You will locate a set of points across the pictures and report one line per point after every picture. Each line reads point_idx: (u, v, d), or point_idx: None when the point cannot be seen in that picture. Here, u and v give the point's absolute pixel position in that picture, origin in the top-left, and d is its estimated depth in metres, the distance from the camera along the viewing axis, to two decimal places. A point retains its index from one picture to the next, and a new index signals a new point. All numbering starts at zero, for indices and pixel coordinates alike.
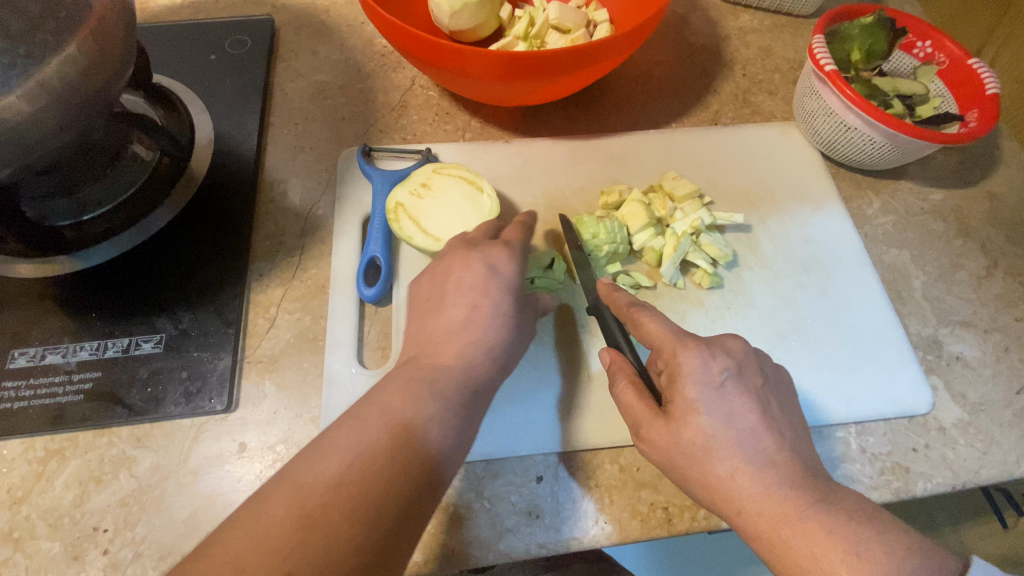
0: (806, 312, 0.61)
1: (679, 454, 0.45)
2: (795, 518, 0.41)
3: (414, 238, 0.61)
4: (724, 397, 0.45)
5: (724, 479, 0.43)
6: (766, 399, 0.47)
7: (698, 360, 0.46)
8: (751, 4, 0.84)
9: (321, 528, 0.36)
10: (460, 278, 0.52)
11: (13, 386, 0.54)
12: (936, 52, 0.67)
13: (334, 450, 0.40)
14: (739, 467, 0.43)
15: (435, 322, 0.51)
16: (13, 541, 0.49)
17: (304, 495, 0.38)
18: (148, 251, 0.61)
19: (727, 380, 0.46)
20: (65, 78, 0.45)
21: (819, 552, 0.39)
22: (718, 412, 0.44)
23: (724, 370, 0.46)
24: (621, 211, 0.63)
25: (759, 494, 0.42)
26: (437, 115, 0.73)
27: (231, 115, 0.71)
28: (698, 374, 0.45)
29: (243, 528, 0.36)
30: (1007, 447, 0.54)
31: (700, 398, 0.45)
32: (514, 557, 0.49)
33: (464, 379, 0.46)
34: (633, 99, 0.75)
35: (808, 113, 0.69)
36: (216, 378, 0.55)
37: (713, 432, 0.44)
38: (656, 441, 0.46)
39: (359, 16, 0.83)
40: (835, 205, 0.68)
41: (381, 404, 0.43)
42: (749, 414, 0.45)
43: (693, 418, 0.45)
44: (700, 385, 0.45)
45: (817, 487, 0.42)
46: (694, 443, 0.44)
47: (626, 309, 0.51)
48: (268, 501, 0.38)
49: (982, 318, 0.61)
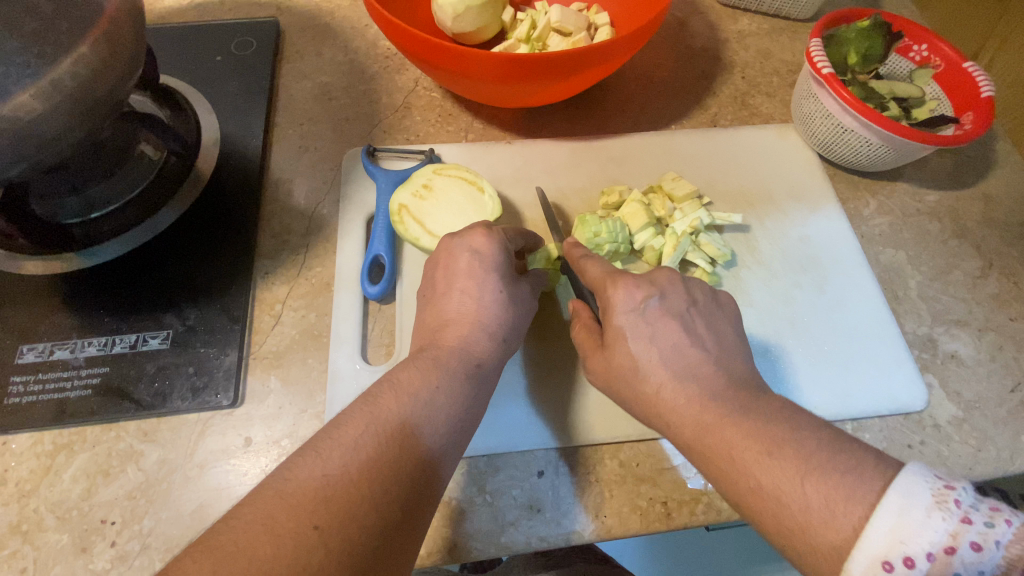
0: (802, 311, 0.62)
1: (613, 379, 0.48)
2: (721, 422, 0.41)
3: (420, 238, 0.62)
4: (646, 320, 0.47)
5: (651, 395, 0.46)
6: (691, 319, 0.48)
7: (623, 291, 0.48)
8: (750, 8, 0.85)
9: (348, 489, 0.38)
10: (476, 251, 0.53)
11: (21, 381, 0.55)
12: (931, 56, 0.69)
13: (355, 422, 0.42)
14: (664, 382, 0.45)
15: (452, 299, 0.52)
16: (22, 534, 0.50)
17: (328, 461, 0.39)
18: (155, 249, 0.62)
19: (650, 304, 0.48)
20: (78, 77, 0.46)
21: (736, 452, 0.40)
22: (642, 336, 0.47)
23: (648, 296, 0.48)
24: (620, 210, 0.64)
25: (685, 404, 0.44)
26: (440, 115, 0.74)
27: (237, 116, 0.72)
28: (624, 303, 0.48)
29: (272, 491, 0.38)
30: (1001, 444, 0.55)
31: (624, 324, 0.47)
32: (515, 550, 0.50)
33: (473, 364, 0.49)
34: (634, 101, 0.76)
35: (806, 116, 0.70)
36: (223, 373, 0.56)
37: (639, 353, 0.47)
38: (596, 369, 0.50)
39: (363, 18, 0.84)
40: (833, 205, 0.69)
41: (396, 384, 0.45)
42: (674, 333, 0.47)
43: (621, 344, 0.47)
44: (625, 313, 0.48)
45: (740, 396, 0.43)
46: (623, 365, 0.47)
47: (576, 259, 0.54)
48: (292, 467, 0.39)
49: (976, 317, 0.62)
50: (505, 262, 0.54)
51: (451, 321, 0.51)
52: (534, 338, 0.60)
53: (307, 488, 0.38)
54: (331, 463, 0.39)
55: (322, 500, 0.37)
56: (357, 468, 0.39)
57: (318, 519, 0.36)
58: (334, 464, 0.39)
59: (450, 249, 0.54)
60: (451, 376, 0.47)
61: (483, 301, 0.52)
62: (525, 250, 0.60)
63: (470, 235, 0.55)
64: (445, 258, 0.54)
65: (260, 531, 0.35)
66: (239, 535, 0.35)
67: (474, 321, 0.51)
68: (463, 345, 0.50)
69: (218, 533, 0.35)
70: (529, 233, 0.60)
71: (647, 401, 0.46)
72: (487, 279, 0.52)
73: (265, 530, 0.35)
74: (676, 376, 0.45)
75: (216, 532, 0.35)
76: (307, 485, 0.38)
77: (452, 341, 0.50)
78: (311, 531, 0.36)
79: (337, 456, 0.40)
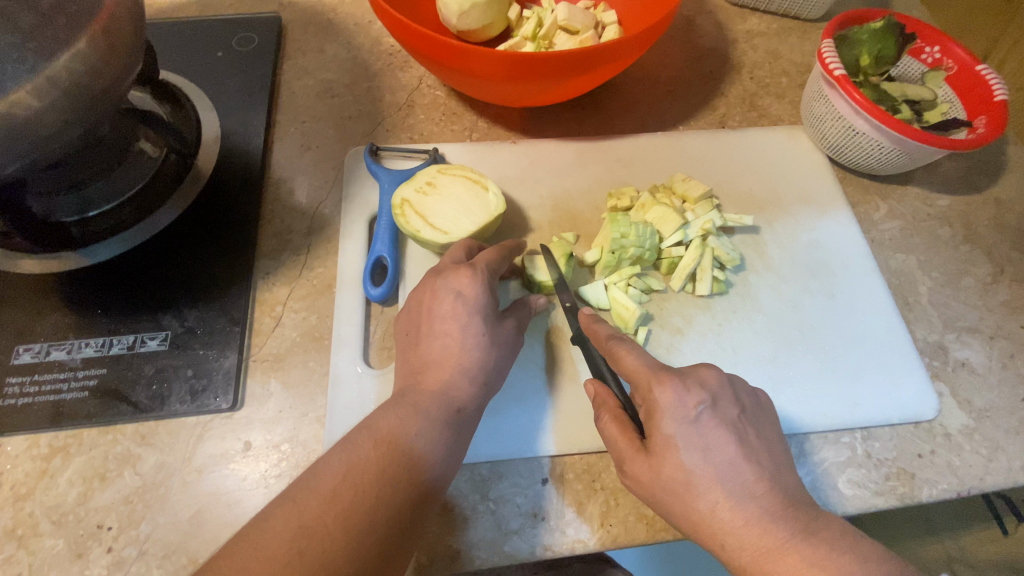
0: (813, 317, 0.61)
1: (662, 491, 0.45)
2: (782, 549, 0.41)
3: (421, 231, 0.60)
4: (699, 431, 0.45)
5: (705, 514, 0.43)
6: (744, 430, 0.46)
7: (673, 395, 0.46)
8: (759, 7, 0.84)
9: (323, 541, 0.39)
10: (461, 294, 0.52)
11: (17, 382, 0.54)
12: (945, 58, 0.68)
13: (333, 469, 0.42)
14: (720, 502, 0.43)
15: (437, 341, 0.51)
16: (17, 538, 0.49)
17: (305, 512, 0.40)
18: (151, 250, 0.61)
19: (703, 413, 0.45)
20: (75, 72, 0.45)
21: None
22: (695, 448, 0.44)
23: (700, 403, 0.45)
24: (646, 214, 0.63)
25: (744, 527, 0.42)
26: (444, 114, 0.73)
27: (237, 114, 0.71)
28: (675, 410, 0.45)
29: (246, 541, 0.38)
30: (1012, 454, 0.54)
31: (676, 434, 0.45)
32: (518, 559, 0.49)
33: (453, 411, 0.48)
34: (640, 100, 0.75)
35: (816, 118, 0.69)
36: (222, 375, 0.55)
37: (692, 467, 0.44)
38: (639, 477, 0.46)
39: (366, 14, 0.82)
40: (843, 209, 0.68)
41: (375, 429, 0.45)
42: (722, 446, 0.45)
43: (672, 455, 0.44)
44: (677, 421, 0.45)
45: (798, 518, 0.43)
46: (674, 479, 0.44)
47: None
48: (270, 516, 0.40)
49: (988, 324, 0.61)
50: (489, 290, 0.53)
51: (432, 363, 0.50)
52: (538, 342, 0.59)
53: (282, 538, 0.38)
54: (308, 514, 0.40)
55: (297, 552, 0.38)
56: (333, 518, 0.40)
57: (291, 571, 0.37)
58: (311, 514, 0.40)
59: (434, 290, 0.53)
60: (430, 423, 0.46)
61: (466, 346, 0.50)
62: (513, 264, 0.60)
63: (455, 275, 0.53)
64: (429, 299, 0.53)
65: None
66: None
67: (457, 364, 0.50)
68: (444, 390, 0.48)
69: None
70: (517, 247, 0.59)
71: (700, 512, 0.44)
72: (472, 321, 0.51)
73: None
74: (734, 497, 0.43)
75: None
76: (282, 536, 0.39)
77: (435, 385, 0.49)
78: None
79: (314, 506, 0.40)
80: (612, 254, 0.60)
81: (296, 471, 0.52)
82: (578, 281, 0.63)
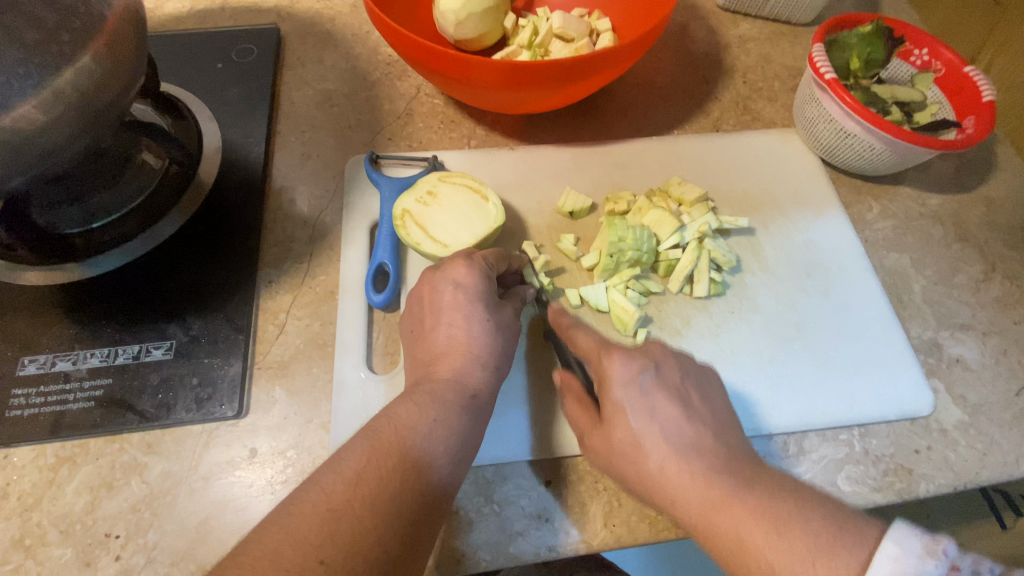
0: (808, 316, 0.62)
1: (616, 457, 0.47)
2: (725, 501, 0.42)
3: (421, 243, 0.61)
4: (644, 394, 0.48)
5: (654, 475, 0.45)
6: (686, 394, 0.49)
7: (621, 365, 0.49)
8: (750, 13, 0.85)
9: (351, 523, 0.38)
10: (460, 285, 0.53)
11: (23, 394, 0.55)
12: (933, 60, 0.69)
13: (356, 455, 0.42)
14: (667, 460, 0.45)
15: (442, 332, 0.52)
16: (25, 548, 0.49)
17: (332, 496, 0.40)
18: (155, 260, 0.62)
19: (647, 379, 0.48)
20: (80, 85, 0.45)
21: (743, 532, 0.40)
22: (641, 410, 0.47)
23: (643, 370, 0.49)
24: (644, 218, 0.65)
25: (688, 481, 0.44)
26: (442, 122, 0.74)
27: (239, 124, 0.72)
28: (621, 377, 0.48)
29: (276, 525, 0.38)
30: (1006, 449, 0.55)
31: (624, 399, 0.47)
32: (524, 561, 0.50)
33: (468, 396, 0.48)
34: (636, 105, 0.76)
35: (808, 120, 0.70)
36: (227, 384, 0.56)
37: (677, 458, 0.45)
38: (595, 442, 0.49)
39: (364, 25, 0.84)
40: (835, 209, 0.69)
41: (395, 417, 0.45)
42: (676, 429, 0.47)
43: (621, 421, 0.47)
44: (624, 387, 0.48)
45: (742, 471, 0.44)
46: (623, 442, 0.47)
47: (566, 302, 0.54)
48: (296, 501, 0.40)
49: (980, 321, 0.62)
50: (488, 291, 0.54)
51: (442, 353, 0.51)
52: (539, 344, 0.59)
53: (312, 521, 0.38)
54: (335, 497, 0.40)
55: (328, 534, 0.38)
56: (361, 500, 0.40)
57: (324, 554, 0.37)
58: (339, 498, 0.40)
59: (434, 284, 0.54)
60: (448, 409, 0.47)
61: (473, 333, 0.51)
62: (510, 272, 0.60)
63: (453, 267, 0.54)
64: (430, 293, 0.54)
65: (267, 566, 0.36)
66: (247, 569, 0.35)
67: (466, 352, 0.51)
68: (457, 377, 0.49)
69: (226, 568, 0.35)
70: (516, 255, 0.60)
71: (649, 472, 0.46)
72: (474, 312, 0.52)
73: (271, 564, 0.36)
74: (679, 455, 0.45)
75: (224, 568, 0.35)
76: (313, 518, 0.38)
77: (448, 373, 0.50)
78: (317, 565, 0.36)
79: (341, 489, 0.40)
80: (611, 256, 0.61)
81: (301, 477, 0.52)
82: (578, 282, 0.64)
